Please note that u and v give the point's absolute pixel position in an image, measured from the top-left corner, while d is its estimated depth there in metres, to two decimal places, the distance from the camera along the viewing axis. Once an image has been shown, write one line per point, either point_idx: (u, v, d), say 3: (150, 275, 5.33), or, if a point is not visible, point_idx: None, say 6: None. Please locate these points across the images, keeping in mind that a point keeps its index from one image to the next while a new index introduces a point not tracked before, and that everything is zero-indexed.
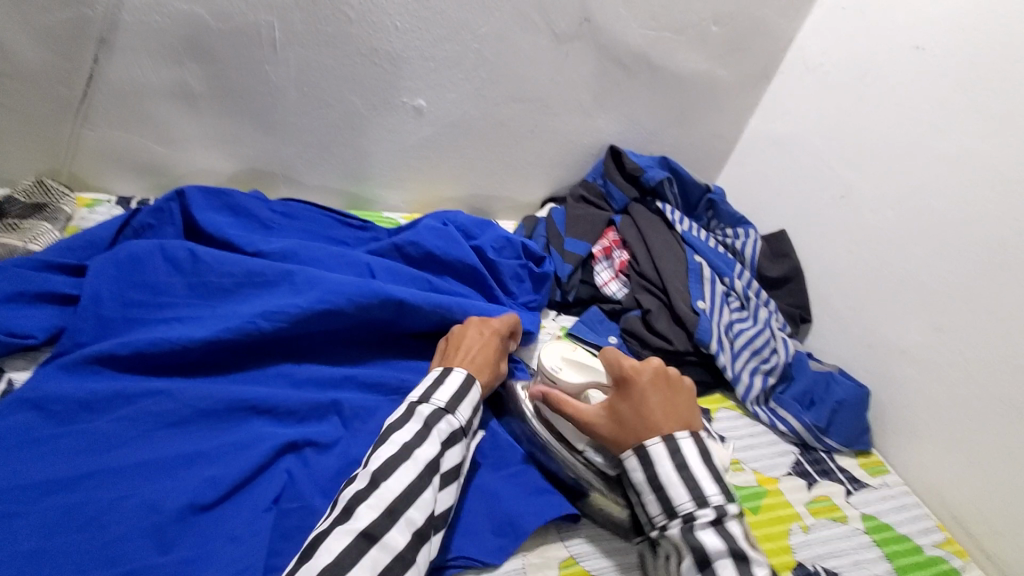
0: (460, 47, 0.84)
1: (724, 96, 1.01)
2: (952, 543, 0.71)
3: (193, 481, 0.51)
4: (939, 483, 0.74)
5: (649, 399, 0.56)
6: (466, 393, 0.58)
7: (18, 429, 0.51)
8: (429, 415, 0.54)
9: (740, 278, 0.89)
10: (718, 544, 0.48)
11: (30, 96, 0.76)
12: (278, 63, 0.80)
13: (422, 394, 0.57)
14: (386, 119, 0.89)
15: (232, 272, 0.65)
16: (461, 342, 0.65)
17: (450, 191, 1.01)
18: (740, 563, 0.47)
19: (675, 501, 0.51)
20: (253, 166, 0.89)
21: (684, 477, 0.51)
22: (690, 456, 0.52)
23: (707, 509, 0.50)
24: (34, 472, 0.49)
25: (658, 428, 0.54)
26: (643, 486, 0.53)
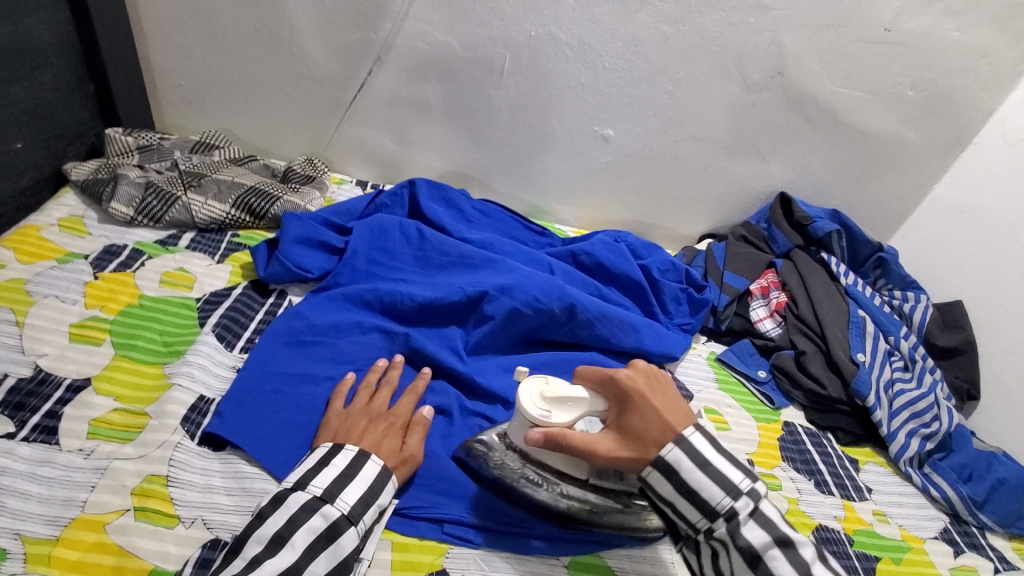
0: (656, 88, 0.93)
1: (909, 159, 1.00)
2: None
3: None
4: None
5: (649, 401, 0.50)
6: (354, 471, 0.51)
7: (288, 331, 0.66)
8: (300, 506, 0.47)
9: (906, 340, 0.87)
10: (763, 537, 0.45)
11: (315, 94, 0.98)
12: (499, 87, 0.95)
13: (298, 478, 0.49)
14: (577, 143, 1.01)
15: (448, 251, 0.79)
16: (353, 425, 0.56)
17: (617, 213, 1.10)
18: (787, 549, 0.45)
19: (712, 502, 0.47)
20: (458, 169, 1.06)
21: (709, 475, 0.47)
22: (703, 448, 0.48)
23: (743, 500, 0.46)
24: (296, 364, 0.63)
25: (669, 431, 0.49)
26: (673, 496, 0.48)
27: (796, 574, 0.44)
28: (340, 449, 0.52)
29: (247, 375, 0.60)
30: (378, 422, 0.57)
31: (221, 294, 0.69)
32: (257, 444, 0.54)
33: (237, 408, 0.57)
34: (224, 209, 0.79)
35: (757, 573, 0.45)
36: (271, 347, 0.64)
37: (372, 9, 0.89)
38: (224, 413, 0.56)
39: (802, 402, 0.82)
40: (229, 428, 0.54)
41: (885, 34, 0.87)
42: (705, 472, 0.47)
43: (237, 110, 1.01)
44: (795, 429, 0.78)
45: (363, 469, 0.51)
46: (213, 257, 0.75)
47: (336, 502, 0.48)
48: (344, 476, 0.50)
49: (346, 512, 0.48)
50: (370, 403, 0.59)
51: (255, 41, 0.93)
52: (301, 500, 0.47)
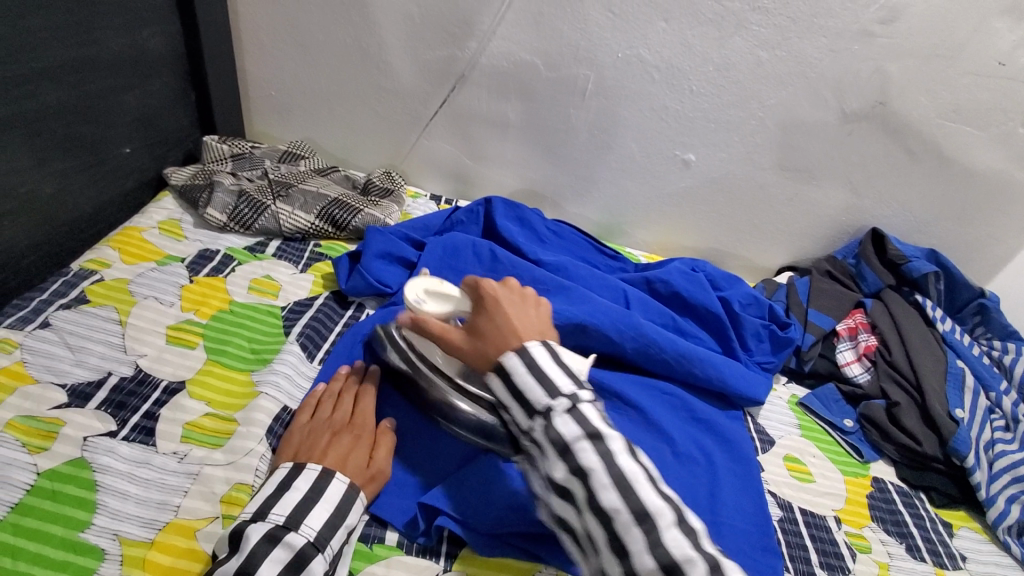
0: (744, 114, 0.90)
1: (1021, 199, 0.92)
2: None
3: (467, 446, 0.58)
4: None
5: (500, 307, 0.50)
6: (320, 491, 0.49)
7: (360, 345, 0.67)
8: (259, 539, 0.44)
9: (1008, 396, 0.80)
10: (576, 431, 0.41)
11: (397, 108, 1.00)
12: (580, 108, 0.94)
13: (256, 508, 0.47)
14: (654, 167, 0.98)
15: (521, 275, 0.79)
16: (316, 442, 0.53)
17: (691, 240, 1.07)
18: (597, 443, 0.40)
19: (532, 401, 0.43)
20: (530, 187, 1.05)
21: (535, 375, 0.44)
22: (542, 358, 0.45)
23: (560, 398, 0.42)
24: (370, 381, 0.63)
25: (512, 341, 0.48)
26: (506, 400, 0.45)
27: (597, 461, 0.39)
28: (303, 472, 0.50)
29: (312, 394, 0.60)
30: (342, 434, 0.55)
31: (304, 303, 0.71)
32: None
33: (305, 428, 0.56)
34: (309, 220, 0.81)
35: (567, 463, 0.40)
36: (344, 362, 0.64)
37: (460, 28, 0.90)
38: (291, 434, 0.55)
39: (893, 457, 0.76)
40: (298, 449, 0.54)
41: (1000, 68, 0.81)
42: (532, 373, 0.44)
43: (321, 121, 1.04)
44: (885, 486, 0.73)
45: (327, 492, 0.49)
46: (297, 266, 0.76)
47: (300, 528, 0.46)
48: (309, 499, 0.48)
49: (312, 538, 0.46)
50: (332, 416, 0.57)
51: (345, 55, 0.96)
52: (260, 530, 0.44)
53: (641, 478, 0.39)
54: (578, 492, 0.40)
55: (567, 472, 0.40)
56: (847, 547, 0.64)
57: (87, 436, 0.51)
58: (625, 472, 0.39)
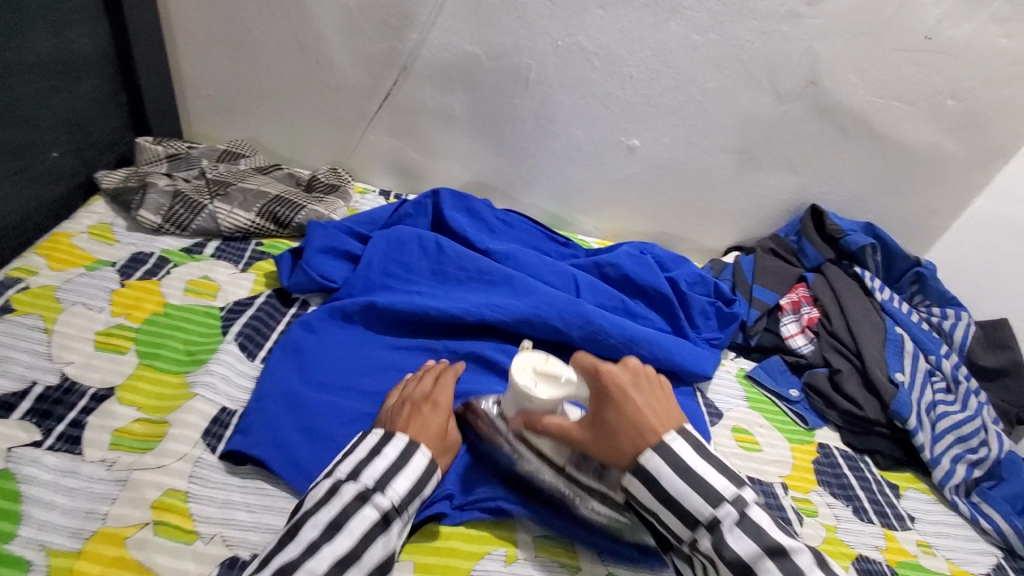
0: (684, 98, 0.92)
1: (949, 172, 0.97)
2: None
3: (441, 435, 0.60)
4: None
5: (631, 399, 0.51)
6: (405, 459, 0.51)
7: (293, 341, 0.65)
8: (354, 497, 0.48)
9: (947, 359, 0.83)
10: (752, 547, 0.45)
11: (341, 104, 0.99)
12: (524, 97, 0.95)
13: (349, 470, 0.50)
14: (601, 153, 0.99)
15: (467, 267, 0.78)
16: (400, 415, 0.57)
17: (641, 225, 1.09)
18: (778, 560, 0.44)
19: (693, 511, 0.48)
20: (479, 179, 1.05)
21: (691, 484, 0.48)
22: (688, 456, 0.49)
23: (726, 508, 0.47)
24: (311, 375, 0.62)
25: (651, 439, 0.50)
26: (652, 502, 0.49)
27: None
28: (390, 439, 0.52)
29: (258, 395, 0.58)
30: (420, 406, 0.58)
31: (244, 303, 0.69)
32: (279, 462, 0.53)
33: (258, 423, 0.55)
34: (249, 218, 0.79)
35: None
36: (283, 361, 0.62)
37: (400, 20, 0.89)
38: (248, 431, 0.54)
39: (836, 423, 0.78)
40: (255, 445, 0.53)
41: (924, 43, 0.85)
42: (685, 481, 0.48)
43: (263, 120, 1.02)
44: (830, 451, 0.75)
45: (412, 462, 0.52)
46: (237, 266, 0.75)
47: (386, 492, 0.49)
48: (394, 466, 0.51)
49: (395, 503, 0.49)
50: (411, 391, 0.60)
51: (284, 50, 0.94)
52: (353, 489, 0.48)
53: None
54: None
55: None
56: (794, 511, 0.66)
57: (9, 448, 0.50)
58: None
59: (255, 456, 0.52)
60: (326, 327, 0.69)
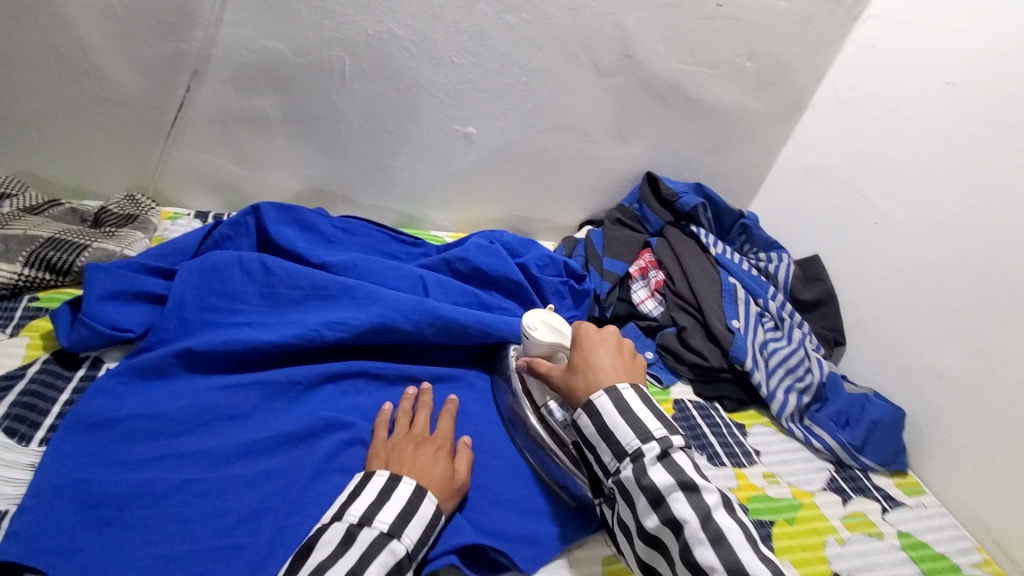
0: (510, 80, 0.91)
1: (757, 127, 1.06)
2: (992, 564, 0.72)
3: (273, 497, 0.54)
4: (972, 503, 0.76)
5: (598, 352, 0.59)
6: (413, 508, 0.50)
7: (92, 412, 0.55)
8: (371, 541, 0.47)
9: (773, 300, 0.91)
10: (667, 479, 0.49)
11: (129, 120, 0.85)
12: (344, 93, 0.88)
13: (361, 513, 0.49)
14: (438, 144, 0.96)
15: (300, 285, 0.71)
16: (401, 453, 0.56)
17: (494, 212, 1.07)
18: (691, 495, 0.48)
19: (623, 443, 0.52)
20: (313, 185, 0.97)
21: (626, 419, 0.53)
22: (633, 403, 0.54)
23: (652, 445, 0.51)
24: (115, 450, 0.54)
25: (602, 384, 0.56)
26: (593, 436, 0.54)
27: (690, 512, 0.47)
28: (400, 483, 0.52)
29: (40, 485, 0.50)
30: (423, 446, 0.58)
31: (13, 375, 0.58)
32: (61, 563, 0.46)
33: (38, 522, 0.47)
34: (13, 270, 0.66)
35: (659, 513, 0.49)
36: (76, 438, 0.53)
37: (180, 18, 0.77)
38: (20, 532, 0.47)
39: (688, 377, 0.83)
40: (29, 550, 0.46)
41: (717, 10, 0.90)
42: (622, 416, 0.53)
43: (33, 148, 0.86)
44: (684, 405, 0.80)
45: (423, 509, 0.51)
46: (4, 331, 0.62)
47: (402, 536, 0.48)
48: (405, 509, 0.50)
49: (410, 549, 0.48)
50: (411, 430, 0.59)
51: (40, 64, 0.78)
52: (369, 536, 0.47)
53: (737, 536, 0.47)
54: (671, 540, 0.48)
55: (659, 521, 0.49)
56: None
57: None
58: (716, 526, 0.47)
59: (29, 566, 0.45)
60: (128, 388, 0.59)
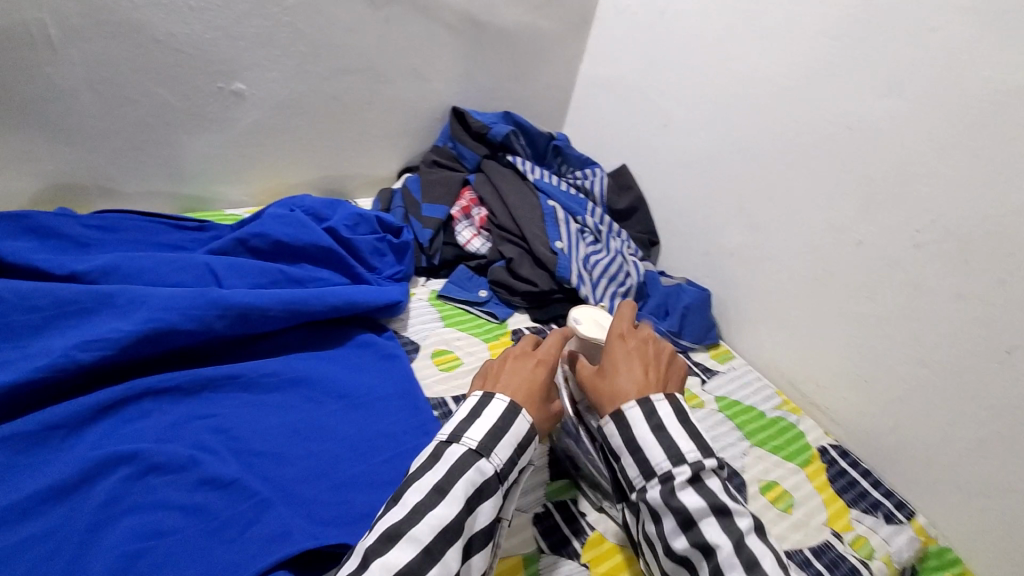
0: (270, 22, 0.80)
1: (551, 46, 1.06)
2: (789, 403, 0.86)
3: (25, 570, 0.43)
4: (770, 356, 0.88)
5: (629, 359, 0.56)
6: (506, 426, 0.50)
7: None
8: (457, 460, 0.47)
9: (590, 215, 0.95)
10: (698, 500, 0.46)
11: None
12: (58, 63, 0.71)
13: (452, 431, 0.49)
14: (204, 109, 0.83)
15: (39, 304, 0.58)
16: (502, 366, 0.57)
17: (297, 177, 0.97)
18: (724, 520, 0.46)
19: (653, 461, 0.49)
20: (56, 183, 0.78)
21: (660, 437, 0.49)
22: (668, 418, 0.51)
23: (684, 468, 0.48)
24: None
25: (629, 393, 0.53)
26: (619, 450, 0.51)
27: (724, 536, 0.45)
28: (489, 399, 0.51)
29: None
30: (526, 356, 0.58)
31: None
32: None
33: None
34: None
35: (688, 535, 0.46)
36: None
37: None
38: None
39: (523, 306, 0.85)
40: None
41: None
42: (654, 432, 0.50)
43: None
44: (522, 333, 0.81)
45: (513, 423, 0.50)
46: None
47: (490, 456, 0.48)
48: (496, 429, 0.49)
49: (498, 470, 0.48)
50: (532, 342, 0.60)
51: None
52: (457, 452, 0.47)
53: (770, 562, 0.44)
54: (701, 565, 0.46)
55: (688, 543, 0.46)
56: None
57: None
58: (749, 551, 0.45)
59: None
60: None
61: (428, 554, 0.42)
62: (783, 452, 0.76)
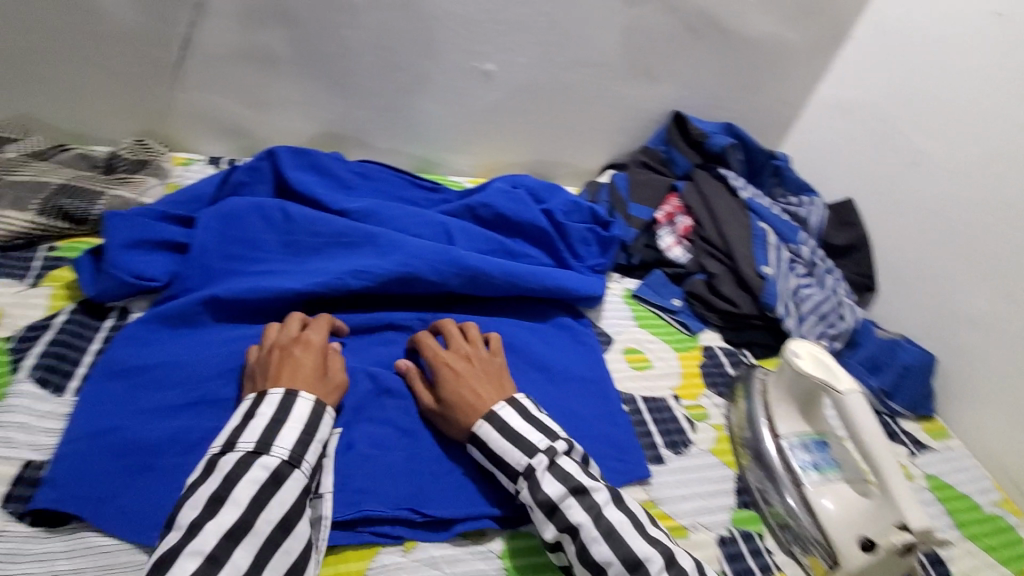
0: (532, 10, 0.85)
1: (793, 61, 0.99)
2: (1009, 503, 0.74)
3: None
4: (994, 445, 0.77)
5: (466, 381, 0.56)
6: (286, 415, 0.48)
7: (114, 360, 0.55)
8: (234, 463, 0.44)
9: (805, 245, 0.88)
10: (558, 488, 0.49)
11: (132, 59, 0.80)
12: (356, 27, 0.82)
13: (258, 439, 0.46)
14: (456, 83, 0.90)
15: (321, 232, 0.69)
16: (266, 365, 0.53)
17: (513, 156, 1.03)
18: (581, 499, 0.49)
19: (514, 463, 0.51)
20: (328, 130, 0.92)
21: (507, 438, 0.52)
22: (512, 419, 0.53)
23: (539, 457, 0.51)
24: (143, 399, 0.53)
25: (482, 407, 0.54)
26: (488, 463, 0.53)
27: (583, 516, 0.48)
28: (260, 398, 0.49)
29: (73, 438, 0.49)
30: (292, 349, 0.54)
31: (39, 325, 0.57)
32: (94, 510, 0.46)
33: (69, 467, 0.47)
34: (28, 219, 0.64)
35: (555, 523, 0.49)
36: (105, 387, 0.53)
37: None
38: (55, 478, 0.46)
39: (717, 325, 0.82)
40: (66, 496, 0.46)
41: None
42: (504, 435, 0.52)
43: (29, 90, 0.81)
44: (714, 351, 0.78)
45: (293, 411, 0.49)
46: (25, 281, 0.61)
47: (273, 450, 0.46)
48: (276, 421, 0.48)
49: (287, 458, 0.46)
50: (281, 332, 0.56)
51: None
52: (234, 458, 0.45)
53: (628, 528, 0.48)
54: (570, 545, 0.48)
55: (556, 530, 0.49)
56: (686, 419, 0.67)
57: None
58: (607, 522, 0.48)
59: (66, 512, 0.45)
60: (152, 334, 0.58)
61: (212, 561, 0.40)
62: (999, 555, 0.66)
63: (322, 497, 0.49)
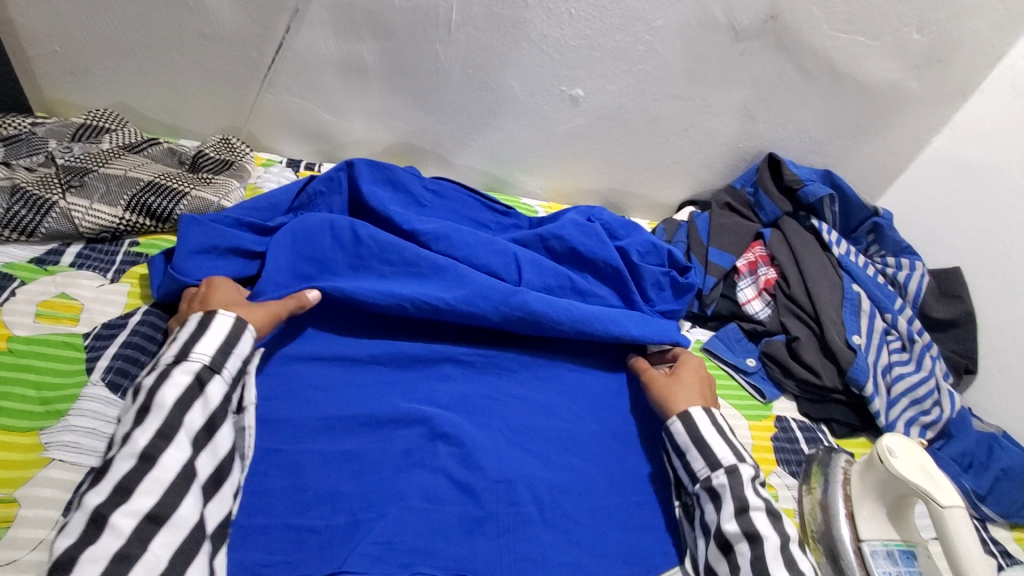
0: (631, 38, 0.80)
1: (910, 112, 0.91)
2: None
3: (348, 482, 0.53)
4: None
5: (698, 386, 0.64)
6: (204, 325, 0.52)
7: None
8: (157, 373, 0.48)
9: (903, 317, 0.81)
10: (760, 502, 0.52)
11: (227, 59, 0.81)
12: (448, 44, 0.80)
13: (177, 349, 0.50)
14: (540, 106, 0.87)
15: (390, 256, 0.67)
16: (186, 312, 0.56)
17: (589, 182, 0.99)
18: (774, 520, 0.51)
19: (720, 456, 0.55)
20: (406, 141, 0.91)
21: (726, 442, 0.57)
22: (727, 432, 0.59)
23: (749, 468, 0.55)
24: None
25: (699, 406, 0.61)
26: (685, 446, 0.57)
27: (772, 530, 0.50)
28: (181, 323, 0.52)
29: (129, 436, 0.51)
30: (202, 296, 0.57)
31: (115, 324, 0.58)
32: None
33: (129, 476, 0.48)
34: (115, 214, 0.65)
35: (740, 521, 0.51)
36: None
37: None
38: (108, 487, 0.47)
39: (793, 392, 0.75)
40: None
41: None
42: (721, 436, 0.57)
43: (129, 81, 0.83)
44: (787, 424, 0.72)
45: (214, 323, 0.52)
46: (106, 276, 0.62)
47: (192, 355, 0.49)
48: (195, 334, 0.51)
49: (207, 361, 0.50)
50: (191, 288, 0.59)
51: None
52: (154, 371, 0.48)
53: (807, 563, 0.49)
54: (744, 550, 0.50)
55: (738, 527, 0.51)
56: None
57: None
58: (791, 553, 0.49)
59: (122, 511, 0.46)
60: None
61: (144, 459, 0.44)
62: None
63: (245, 408, 0.53)
